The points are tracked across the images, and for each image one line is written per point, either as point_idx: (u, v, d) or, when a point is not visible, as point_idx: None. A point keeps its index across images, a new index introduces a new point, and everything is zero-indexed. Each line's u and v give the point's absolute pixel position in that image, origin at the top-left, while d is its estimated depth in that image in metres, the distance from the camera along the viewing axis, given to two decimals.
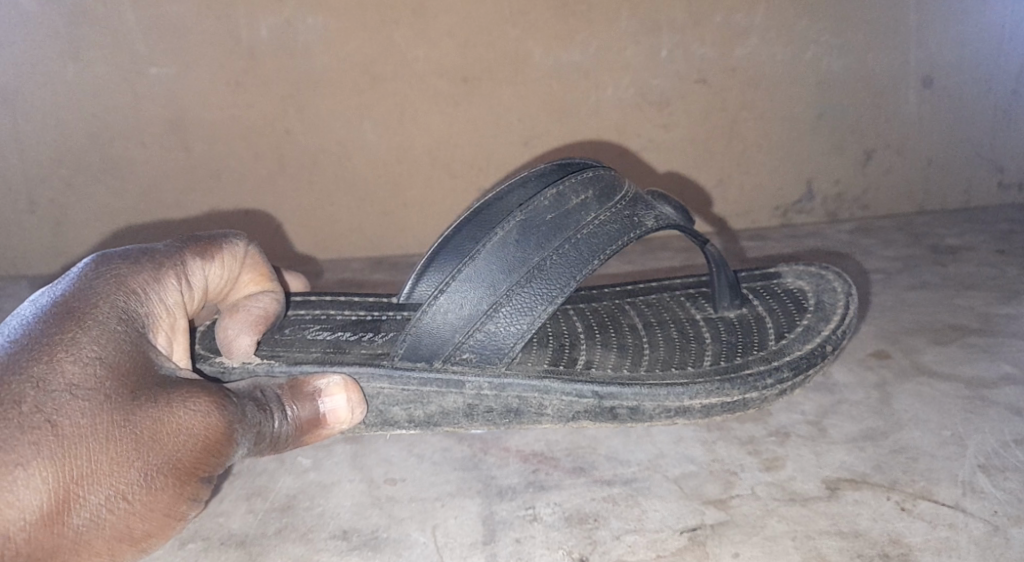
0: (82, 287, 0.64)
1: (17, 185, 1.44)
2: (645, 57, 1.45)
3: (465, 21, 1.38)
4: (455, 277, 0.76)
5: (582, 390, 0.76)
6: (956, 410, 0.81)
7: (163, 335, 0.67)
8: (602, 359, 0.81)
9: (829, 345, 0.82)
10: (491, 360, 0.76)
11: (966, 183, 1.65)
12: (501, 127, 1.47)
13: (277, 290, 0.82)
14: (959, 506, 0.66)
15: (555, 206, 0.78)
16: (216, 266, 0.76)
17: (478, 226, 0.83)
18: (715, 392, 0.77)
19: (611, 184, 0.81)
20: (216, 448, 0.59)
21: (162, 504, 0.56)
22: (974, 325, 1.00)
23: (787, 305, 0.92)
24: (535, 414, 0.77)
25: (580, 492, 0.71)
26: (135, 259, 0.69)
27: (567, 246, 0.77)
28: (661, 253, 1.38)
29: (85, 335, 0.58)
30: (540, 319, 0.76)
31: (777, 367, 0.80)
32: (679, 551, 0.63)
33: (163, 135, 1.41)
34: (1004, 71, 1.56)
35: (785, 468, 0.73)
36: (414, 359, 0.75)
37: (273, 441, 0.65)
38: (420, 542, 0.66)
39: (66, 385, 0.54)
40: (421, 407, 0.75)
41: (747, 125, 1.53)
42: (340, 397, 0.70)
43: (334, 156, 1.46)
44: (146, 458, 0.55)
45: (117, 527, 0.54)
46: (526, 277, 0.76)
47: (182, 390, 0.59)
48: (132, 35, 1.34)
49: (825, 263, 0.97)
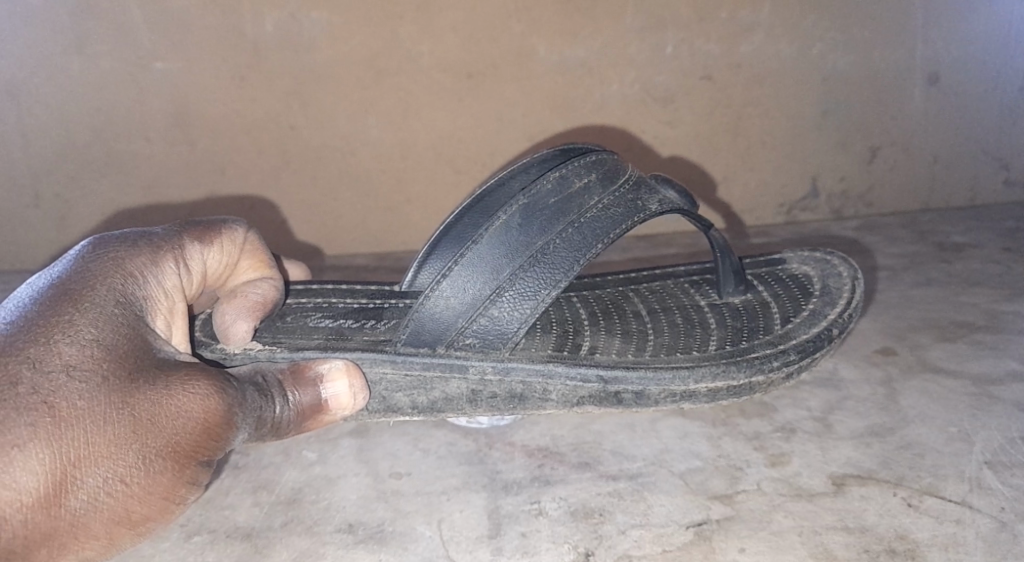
0: (79, 270, 0.64)
1: (21, 180, 1.45)
2: (649, 53, 1.45)
3: (469, 17, 1.38)
4: (457, 263, 0.76)
5: (587, 374, 0.75)
6: (962, 407, 0.80)
7: (162, 319, 0.67)
8: (606, 346, 0.80)
9: (835, 329, 0.82)
10: (494, 345, 0.76)
11: (971, 180, 1.64)
12: (505, 123, 1.47)
13: (276, 277, 0.81)
14: (966, 502, 0.66)
15: (558, 189, 0.78)
16: (214, 251, 0.75)
17: (480, 212, 0.83)
18: (721, 376, 0.77)
19: (614, 168, 0.81)
20: (216, 432, 0.59)
21: (160, 487, 0.55)
22: (980, 322, 0.99)
23: (792, 290, 0.91)
24: (539, 400, 0.76)
25: (586, 487, 0.71)
26: (133, 242, 0.70)
27: (570, 230, 0.77)
28: (665, 250, 1.38)
29: (82, 317, 0.58)
30: (543, 304, 0.76)
31: (783, 351, 0.79)
32: (685, 546, 0.63)
33: (167, 130, 1.41)
34: (1010, 68, 1.56)
35: (791, 464, 0.73)
36: (417, 345, 0.75)
37: (275, 426, 0.66)
38: (426, 536, 0.66)
39: (63, 366, 0.54)
40: (424, 393, 0.75)
41: (752, 121, 1.53)
42: (342, 382, 0.70)
43: (338, 152, 1.46)
44: (144, 440, 0.55)
45: (115, 510, 0.54)
46: (529, 262, 0.76)
47: (180, 373, 0.59)
48: (136, 30, 1.34)
49: (829, 249, 0.97)
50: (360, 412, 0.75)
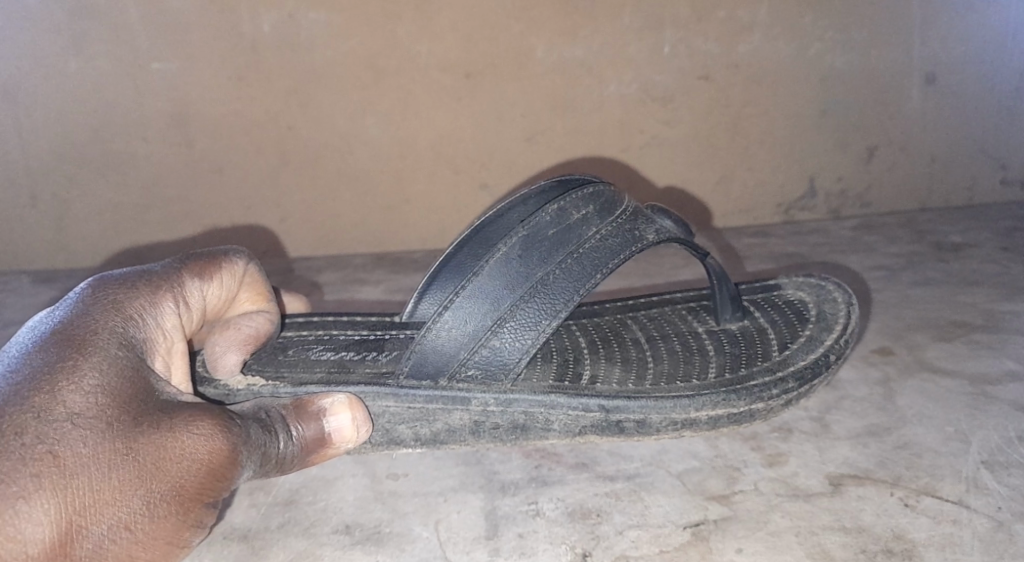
0: (82, 313, 0.63)
1: (19, 181, 1.44)
2: (648, 52, 1.45)
3: (467, 16, 1.38)
4: (459, 294, 0.75)
5: (588, 404, 0.75)
6: (960, 407, 0.81)
7: (160, 359, 0.66)
8: (607, 375, 0.80)
9: (833, 355, 0.82)
10: (497, 376, 0.75)
11: (969, 180, 1.64)
12: (504, 123, 1.47)
13: (273, 310, 0.81)
14: (962, 502, 0.66)
15: (556, 220, 0.78)
16: (213, 285, 0.75)
17: (480, 245, 0.78)
18: (721, 404, 0.76)
19: (611, 200, 0.81)
20: (220, 473, 0.58)
21: (165, 531, 0.55)
22: (978, 321, 1.00)
23: (789, 316, 0.91)
24: (541, 430, 0.75)
25: (584, 487, 0.71)
26: (132, 284, 0.69)
27: (570, 260, 0.77)
28: (663, 254, 1.38)
29: (85, 363, 0.58)
30: (545, 334, 0.76)
31: (782, 379, 0.78)
32: (681, 546, 0.63)
33: (165, 130, 1.41)
34: (1007, 68, 1.56)
35: (788, 464, 0.73)
36: (419, 377, 0.75)
37: (279, 462, 0.65)
38: (423, 537, 0.66)
39: (69, 415, 0.54)
40: (426, 425, 0.75)
41: (749, 121, 1.53)
42: (345, 415, 0.69)
43: (336, 152, 1.46)
44: (149, 485, 0.55)
45: (120, 556, 0.53)
46: (529, 293, 0.76)
47: (185, 414, 0.59)
48: (134, 30, 1.34)
49: (824, 274, 0.97)
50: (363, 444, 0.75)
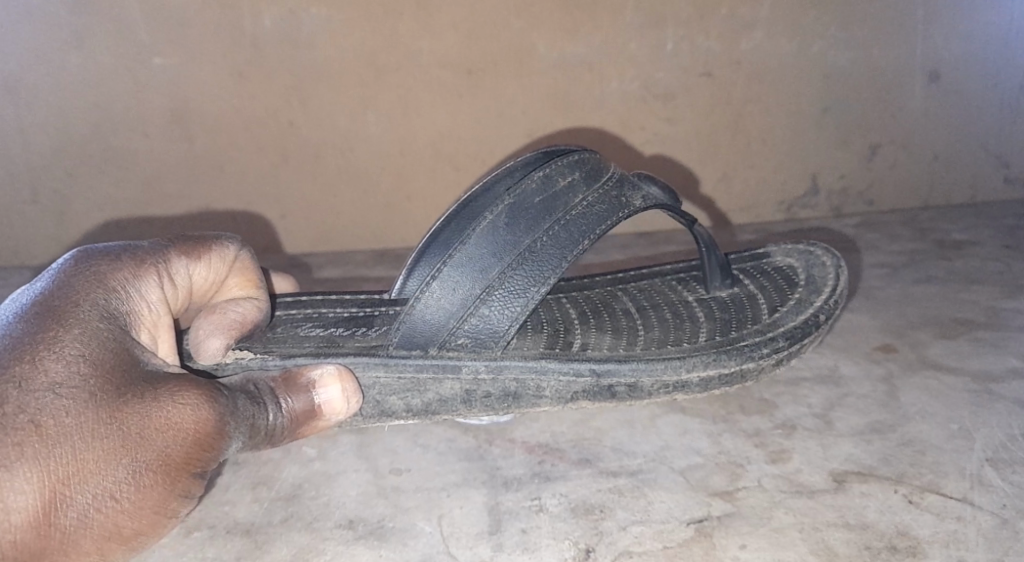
0: (65, 285, 0.63)
1: (20, 177, 1.44)
2: (649, 50, 1.44)
3: (468, 13, 1.37)
4: (446, 264, 0.75)
5: (579, 369, 0.76)
6: (963, 404, 0.80)
7: (145, 332, 0.67)
8: (597, 342, 0.81)
9: (822, 315, 0.84)
10: (486, 344, 0.75)
11: (971, 178, 1.64)
12: (505, 120, 1.47)
13: (263, 298, 0.78)
14: (967, 499, 0.66)
15: (543, 188, 0.78)
16: (201, 266, 0.74)
17: (467, 219, 0.79)
18: (712, 365, 0.78)
19: (596, 166, 0.81)
20: (206, 443, 0.58)
21: (151, 501, 0.55)
22: (980, 319, 1.00)
23: (778, 282, 0.92)
24: (533, 397, 0.76)
25: (586, 483, 0.71)
26: (116, 256, 0.68)
27: (557, 227, 0.77)
28: (665, 250, 1.38)
29: (66, 334, 0.57)
30: (534, 300, 0.76)
31: (772, 339, 0.81)
32: (685, 542, 0.63)
33: (166, 127, 1.41)
34: (1009, 66, 1.56)
35: (792, 461, 0.73)
36: (409, 347, 0.75)
37: (268, 433, 0.65)
38: (426, 532, 0.66)
39: (51, 384, 0.54)
40: (418, 395, 0.74)
41: (751, 118, 1.53)
42: (335, 386, 0.68)
43: (337, 149, 1.45)
44: (134, 455, 0.54)
45: (106, 526, 0.53)
46: (517, 260, 0.76)
47: (170, 384, 0.58)
48: (135, 26, 1.34)
49: (812, 241, 0.97)
50: (354, 417, 0.74)
